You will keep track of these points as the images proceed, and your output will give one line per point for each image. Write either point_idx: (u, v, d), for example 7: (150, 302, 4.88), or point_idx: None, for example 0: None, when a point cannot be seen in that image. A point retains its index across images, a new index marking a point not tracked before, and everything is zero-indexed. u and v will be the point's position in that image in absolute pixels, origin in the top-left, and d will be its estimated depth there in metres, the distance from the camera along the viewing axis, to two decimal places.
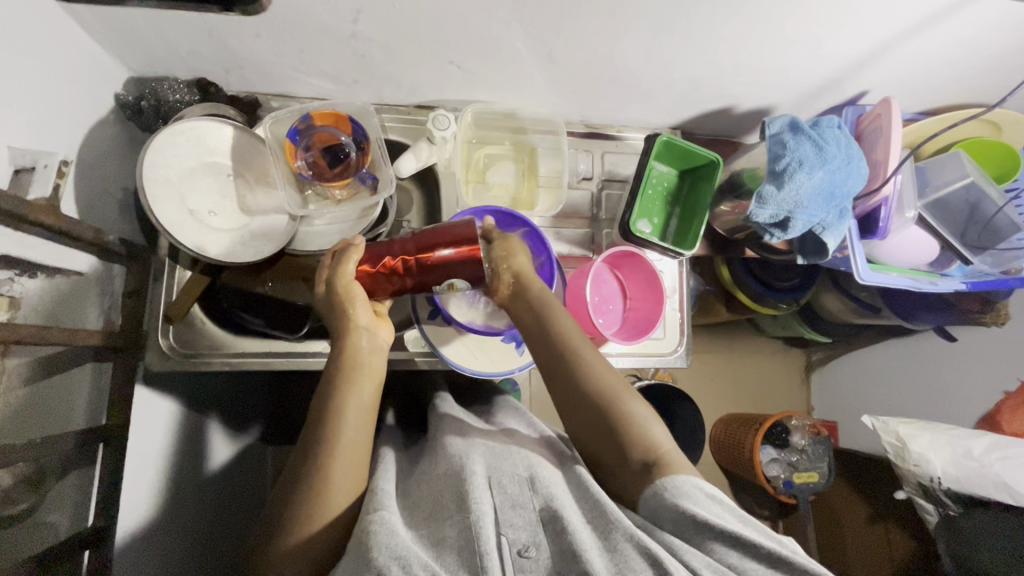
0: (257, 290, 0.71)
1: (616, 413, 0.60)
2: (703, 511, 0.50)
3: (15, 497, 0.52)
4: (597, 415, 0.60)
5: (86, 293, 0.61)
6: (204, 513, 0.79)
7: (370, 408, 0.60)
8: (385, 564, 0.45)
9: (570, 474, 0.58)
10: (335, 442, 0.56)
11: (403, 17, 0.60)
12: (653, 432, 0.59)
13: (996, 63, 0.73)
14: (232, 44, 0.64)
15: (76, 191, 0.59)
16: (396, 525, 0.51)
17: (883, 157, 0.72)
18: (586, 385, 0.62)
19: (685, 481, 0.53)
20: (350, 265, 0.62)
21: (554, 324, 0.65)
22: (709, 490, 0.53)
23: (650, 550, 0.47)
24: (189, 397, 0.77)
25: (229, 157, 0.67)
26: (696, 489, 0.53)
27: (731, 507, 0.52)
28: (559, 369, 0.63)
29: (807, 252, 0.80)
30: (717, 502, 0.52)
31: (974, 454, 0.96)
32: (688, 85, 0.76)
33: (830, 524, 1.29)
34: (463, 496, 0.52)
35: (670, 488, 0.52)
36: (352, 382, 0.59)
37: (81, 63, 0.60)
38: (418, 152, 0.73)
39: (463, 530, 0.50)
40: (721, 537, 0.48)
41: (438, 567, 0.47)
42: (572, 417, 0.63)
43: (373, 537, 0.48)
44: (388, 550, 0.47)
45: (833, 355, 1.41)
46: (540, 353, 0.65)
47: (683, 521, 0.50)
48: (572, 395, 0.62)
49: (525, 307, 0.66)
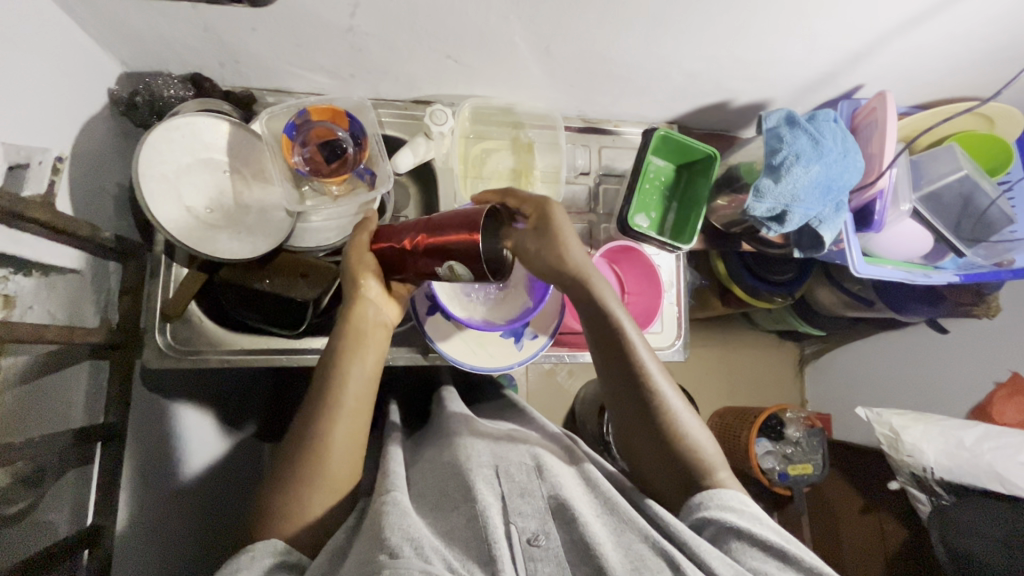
0: (253, 286, 0.67)
1: (666, 423, 0.61)
2: (746, 523, 0.53)
3: (14, 494, 0.52)
4: (654, 424, 0.61)
5: (81, 293, 0.60)
6: (200, 510, 0.79)
7: (358, 390, 0.59)
8: (398, 544, 0.46)
9: (584, 475, 0.58)
10: (333, 421, 0.57)
11: (402, 12, 0.60)
12: (706, 449, 0.60)
13: (988, 58, 0.73)
14: (227, 38, 0.63)
15: (70, 187, 0.58)
16: (407, 507, 0.51)
17: (878, 151, 0.73)
18: (648, 395, 0.61)
19: (732, 496, 0.56)
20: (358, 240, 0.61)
21: (621, 328, 0.63)
22: (755, 510, 0.55)
23: (668, 553, 0.49)
24: (185, 394, 0.77)
25: (225, 153, 0.66)
26: (741, 506, 0.55)
27: (774, 528, 0.54)
28: (620, 368, 0.63)
29: (803, 246, 0.81)
30: (760, 522, 0.54)
31: (967, 443, 0.97)
32: (685, 80, 0.76)
33: (823, 514, 1.30)
34: (469, 486, 0.53)
35: (714, 501, 0.55)
36: (358, 364, 0.59)
37: (75, 58, 0.59)
38: (415, 147, 0.73)
39: (470, 519, 0.50)
40: (763, 548, 0.51)
41: (447, 554, 0.48)
42: (622, 420, 0.63)
43: (385, 518, 0.49)
44: (400, 531, 0.47)
45: (826, 348, 1.42)
46: (600, 356, 0.64)
47: (724, 529, 0.52)
48: (630, 401, 0.62)
49: (582, 305, 0.64)
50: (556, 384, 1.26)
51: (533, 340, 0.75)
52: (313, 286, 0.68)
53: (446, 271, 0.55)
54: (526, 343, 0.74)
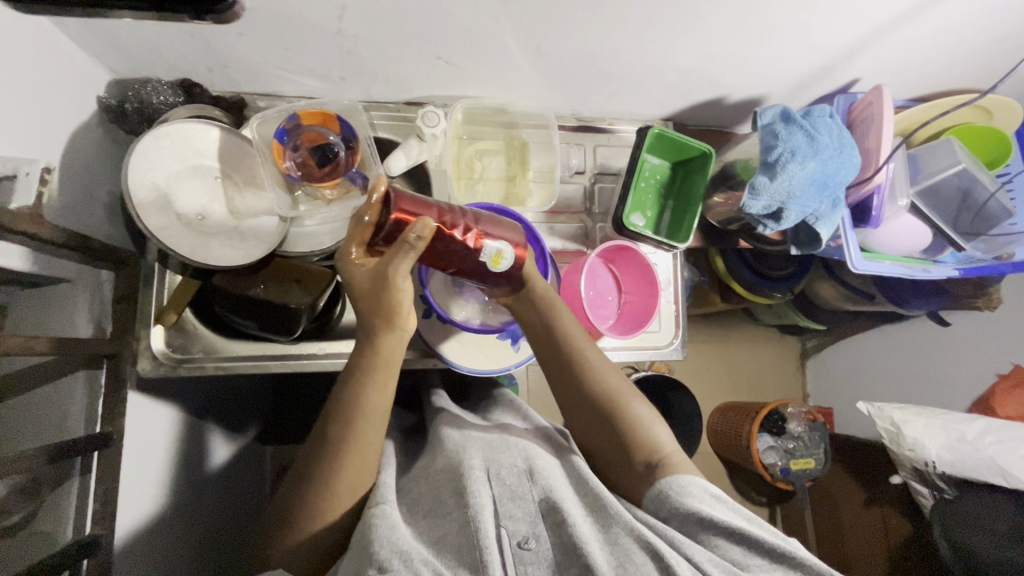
0: (249, 293, 0.67)
1: (617, 418, 0.61)
2: (707, 508, 0.53)
3: (11, 504, 0.53)
4: (601, 418, 0.62)
5: (73, 302, 0.60)
6: (203, 515, 0.79)
7: (376, 412, 0.57)
8: (387, 558, 0.46)
9: (568, 466, 0.60)
10: (338, 431, 0.56)
11: (390, 13, 0.59)
12: (658, 434, 0.61)
13: (986, 50, 0.73)
14: (214, 43, 0.63)
15: (58, 197, 0.58)
16: (396, 520, 0.51)
17: (875, 146, 0.72)
18: (592, 392, 0.63)
19: (692, 481, 0.56)
20: (400, 265, 0.53)
21: (560, 324, 0.64)
22: (714, 491, 0.56)
23: (649, 544, 0.49)
24: (182, 401, 0.77)
25: (216, 159, 0.66)
26: (702, 489, 0.56)
27: (733, 507, 0.55)
28: (564, 369, 0.64)
29: (800, 243, 0.80)
30: (720, 503, 0.55)
31: (968, 437, 0.97)
32: (679, 76, 0.76)
33: (826, 508, 1.30)
34: (462, 492, 0.53)
35: (675, 488, 0.55)
36: (379, 391, 0.57)
37: (61, 67, 0.59)
38: (408, 150, 0.72)
39: (463, 525, 0.50)
40: (727, 535, 0.52)
41: (438, 564, 0.48)
42: (575, 413, 0.65)
43: (374, 531, 0.49)
44: (389, 544, 0.47)
45: (827, 342, 1.42)
46: (544, 354, 0.66)
47: (689, 517, 0.53)
48: (578, 399, 0.64)
49: (523, 308, 0.66)
50: None
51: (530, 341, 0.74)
52: (308, 291, 0.68)
53: (492, 253, 0.58)
54: (524, 345, 0.74)
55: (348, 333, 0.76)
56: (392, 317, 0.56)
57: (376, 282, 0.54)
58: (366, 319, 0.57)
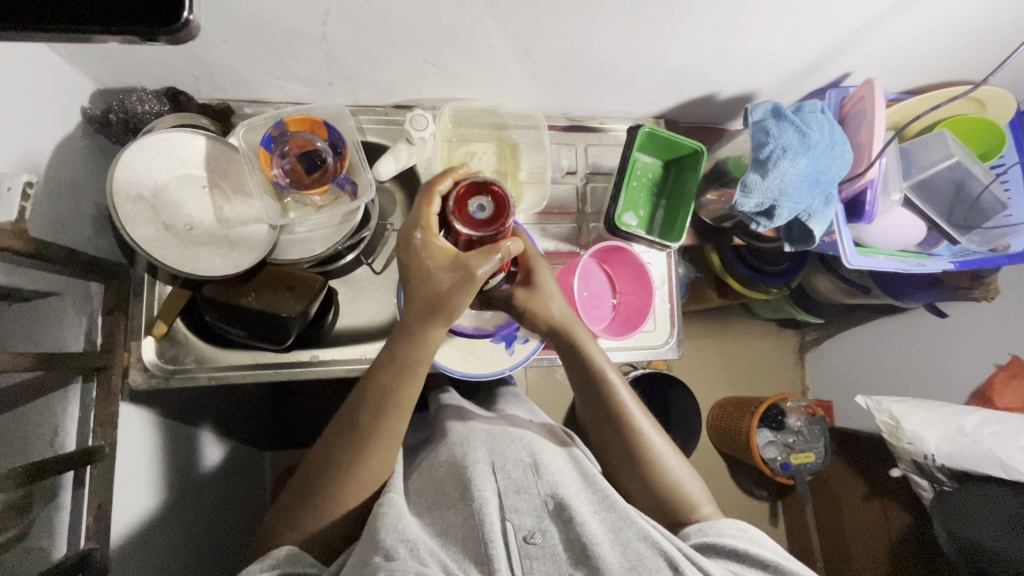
0: (240, 302, 0.66)
1: (650, 468, 0.62)
2: (743, 544, 0.55)
3: (6, 520, 0.53)
4: (636, 465, 0.62)
5: (61, 317, 0.59)
6: (200, 523, 0.79)
7: (374, 421, 0.56)
8: (393, 546, 0.47)
9: (585, 478, 0.59)
10: (340, 439, 0.57)
11: (375, 17, 0.59)
12: (668, 464, 0.62)
13: (979, 41, 0.72)
14: (197, 51, 0.62)
15: (44, 211, 0.57)
16: (403, 508, 0.53)
17: (868, 140, 0.72)
18: (630, 439, 0.63)
19: (731, 523, 0.58)
20: (483, 268, 0.53)
21: (585, 350, 0.64)
22: (754, 534, 0.57)
23: (665, 552, 0.50)
24: (174, 409, 0.76)
25: (203, 168, 0.65)
26: (742, 529, 0.57)
27: (771, 547, 0.56)
28: (602, 413, 0.65)
29: (794, 240, 0.79)
30: (759, 542, 0.56)
31: (967, 429, 0.96)
32: (670, 74, 0.75)
33: (827, 500, 1.30)
34: (465, 485, 0.54)
35: (714, 528, 0.57)
36: (397, 419, 0.57)
37: (42, 79, 0.58)
38: (397, 153, 0.72)
39: (467, 518, 0.52)
40: (760, 567, 0.53)
41: (443, 555, 0.49)
42: (609, 454, 0.65)
43: (381, 519, 0.51)
44: (395, 533, 0.49)
45: (825, 334, 1.42)
46: (583, 396, 0.66)
47: (724, 552, 0.54)
48: (614, 443, 0.64)
49: (565, 354, 0.66)
50: (554, 381, 1.26)
51: (524, 344, 0.74)
52: (299, 298, 0.67)
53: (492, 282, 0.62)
54: (518, 348, 0.73)
55: (342, 339, 0.76)
56: (444, 312, 0.54)
57: (448, 268, 0.53)
58: (413, 307, 0.55)
